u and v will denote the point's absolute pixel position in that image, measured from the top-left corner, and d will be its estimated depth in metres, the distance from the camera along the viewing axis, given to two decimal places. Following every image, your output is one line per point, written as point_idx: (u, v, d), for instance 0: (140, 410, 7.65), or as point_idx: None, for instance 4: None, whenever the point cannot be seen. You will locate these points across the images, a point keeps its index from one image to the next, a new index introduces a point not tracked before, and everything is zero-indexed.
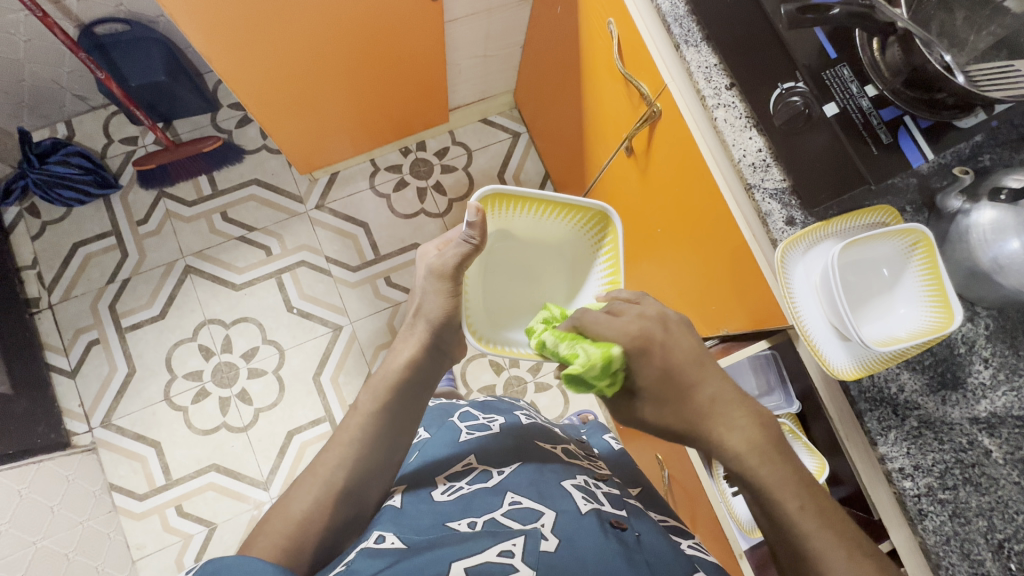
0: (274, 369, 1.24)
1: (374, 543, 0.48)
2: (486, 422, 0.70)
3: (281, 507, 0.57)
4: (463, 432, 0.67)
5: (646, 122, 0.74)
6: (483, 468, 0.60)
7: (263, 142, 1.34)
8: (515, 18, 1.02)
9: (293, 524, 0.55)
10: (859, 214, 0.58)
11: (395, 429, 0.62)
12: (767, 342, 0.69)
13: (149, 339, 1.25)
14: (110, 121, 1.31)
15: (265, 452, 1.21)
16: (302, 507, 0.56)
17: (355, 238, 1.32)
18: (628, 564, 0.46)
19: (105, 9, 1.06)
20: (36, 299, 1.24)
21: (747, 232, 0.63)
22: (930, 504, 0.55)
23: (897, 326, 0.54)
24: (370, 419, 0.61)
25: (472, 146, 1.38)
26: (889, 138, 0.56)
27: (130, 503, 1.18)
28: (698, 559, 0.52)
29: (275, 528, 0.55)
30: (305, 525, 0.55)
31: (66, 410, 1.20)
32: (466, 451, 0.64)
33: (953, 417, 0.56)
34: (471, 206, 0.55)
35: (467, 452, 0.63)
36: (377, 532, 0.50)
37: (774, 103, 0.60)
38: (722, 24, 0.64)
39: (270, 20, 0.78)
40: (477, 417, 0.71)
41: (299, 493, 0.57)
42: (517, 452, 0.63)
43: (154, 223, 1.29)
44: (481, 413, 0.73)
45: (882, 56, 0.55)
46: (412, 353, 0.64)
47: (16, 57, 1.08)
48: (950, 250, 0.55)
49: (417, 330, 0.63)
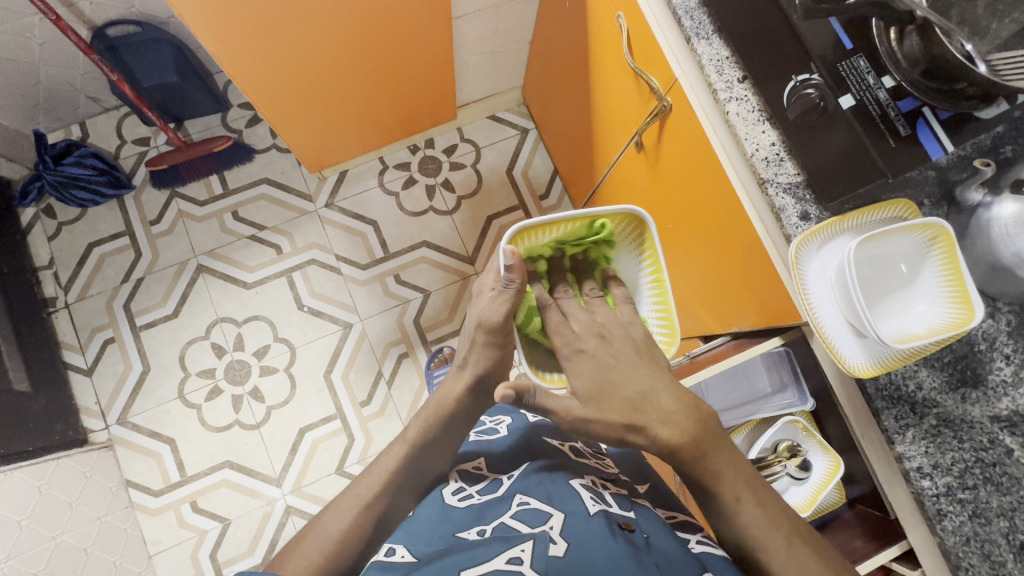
0: (285, 367, 1.25)
1: (386, 556, 0.49)
2: (493, 426, 0.71)
3: (317, 527, 0.58)
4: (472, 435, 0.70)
5: (657, 116, 0.73)
6: (494, 477, 0.60)
7: (273, 141, 1.34)
8: (523, 14, 1.02)
9: (330, 542, 0.56)
10: (876, 208, 0.56)
11: (429, 454, 0.62)
12: (781, 339, 0.68)
13: (163, 337, 1.26)
14: (123, 122, 1.32)
15: (278, 449, 1.22)
16: (340, 526, 0.57)
17: (364, 236, 1.32)
18: (636, 564, 0.45)
19: (118, 11, 1.07)
20: (53, 299, 1.26)
21: (759, 226, 0.62)
22: (950, 504, 0.54)
23: (915, 323, 0.53)
24: (415, 449, 0.62)
25: (481, 143, 1.37)
26: (907, 130, 0.54)
27: (147, 499, 1.20)
28: (708, 554, 0.51)
29: (310, 544, 0.55)
30: (342, 544, 0.56)
31: (83, 407, 1.22)
32: (474, 453, 0.65)
33: (974, 415, 0.55)
34: (505, 249, 0.54)
35: (477, 453, 0.65)
36: (389, 545, 0.51)
37: (788, 96, 0.59)
38: (735, 15, 0.63)
39: (280, 20, 0.78)
40: (484, 421, 0.73)
41: (336, 513, 0.58)
42: (524, 455, 0.63)
43: (167, 223, 1.31)
44: (488, 417, 0.74)
45: (900, 46, 0.53)
46: (458, 395, 0.64)
47: (31, 60, 1.10)
48: (970, 244, 0.54)
49: (463, 372, 0.63)
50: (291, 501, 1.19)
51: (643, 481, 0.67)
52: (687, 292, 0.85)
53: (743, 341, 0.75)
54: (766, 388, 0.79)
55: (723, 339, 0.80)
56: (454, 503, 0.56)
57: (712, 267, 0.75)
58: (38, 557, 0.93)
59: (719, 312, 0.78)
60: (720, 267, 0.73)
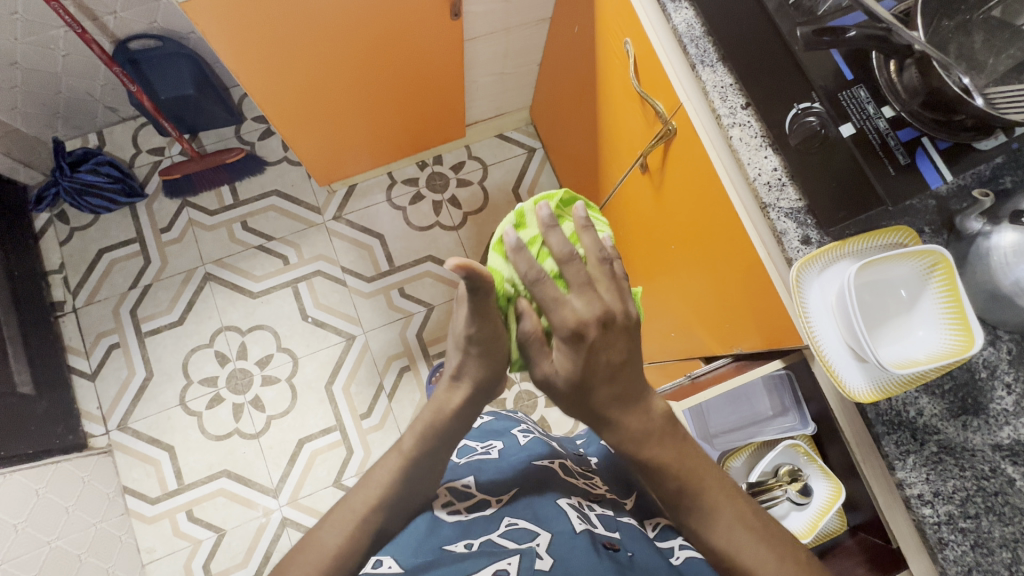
0: (287, 377, 1.26)
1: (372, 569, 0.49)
2: (484, 450, 0.69)
3: None
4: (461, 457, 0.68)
5: (661, 140, 0.75)
6: (483, 497, 0.59)
7: (285, 154, 1.37)
8: (532, 38, 1.05)
9: None
10: (877, 234, 0.56)
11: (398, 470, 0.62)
12: (782, 362, 0.69)
13: (167, 344, 1.27)
14: (139, 132, 1.35)
15: (276, 460, 1.21)
16: None
17: (370, 249, 1.34)
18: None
19: (140, 26, 1.11)
20: (61, 303, 1.28)
21: (762, 250, 0.63)
22: (951, 533, 0.53)
23: (915, 348, 0.54)
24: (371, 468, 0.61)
25: (488, 161, 1.40)
26: (906, 159, 0.56)
27: (142, 506, 1.19)
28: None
29: None
30: None
31: (85, 412, 1.23)
32: (465, 474, 0.64)
33: (975, 443, 0.55)
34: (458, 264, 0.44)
35: (467, 473, 0.64)
36: (375, 558, 0.51)
37: (790, 124, 0.60)
38: (736, 44, 0.65)
39: (297, 36, 0.80)
40: (475, 448, 0.70)
41: None
42: (517, 477, 0.62)
43: (177, 231, 1.33)
44: (478, 443, 0.71)
45: (900, 78, 0.55)
46: None
47: (54, 70, 1.13)
48: (969, 272, 0.54)
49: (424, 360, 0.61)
50: (287, 513, 1.19)
51: (629, 495, 0.67)
52: (690, 314, 0.85)
53: (743, 363, 0.78)
54: (768, 410, 0.79)
55: (724, 360, 0.81)
56: (443, 516, 0.56)
57: (713, 289, 0.76)
58: (32, 562, 0.93)
59: (721, 335, 0.79)
60: (722, 288, 0.74)
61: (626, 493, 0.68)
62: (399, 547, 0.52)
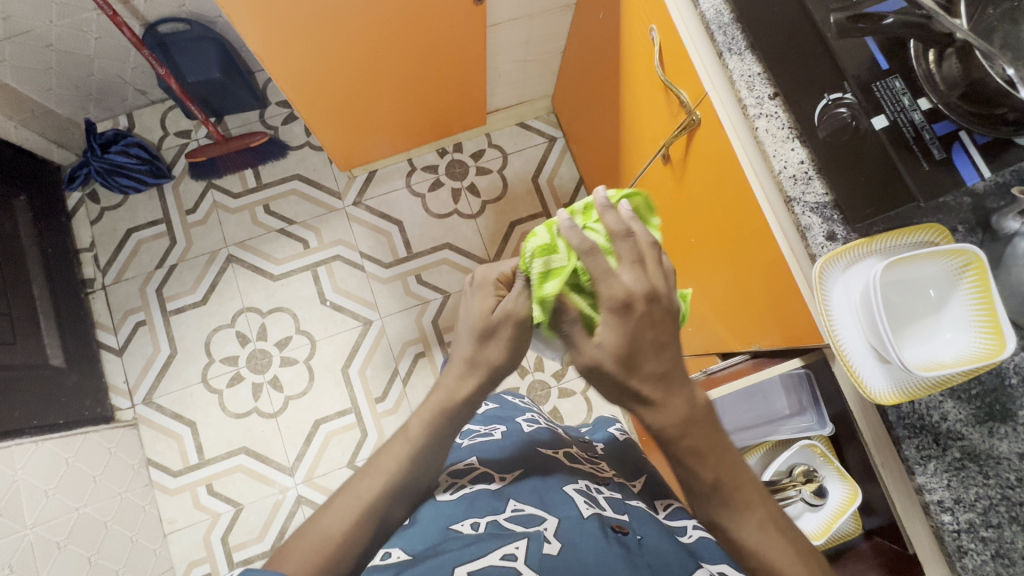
0: (305, 359, 1.28)
1: (379, 560, 0.47)
2: (487, 433, 0.69)
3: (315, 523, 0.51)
4: (464, 442, 0.67)
5: (685, 130, 0.73)
6: (485, 469, 0.60)
7: (307, 139, 1.38)
8: (555, 25, 1.03)
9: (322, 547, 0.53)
10: (906, 232, 0.54)
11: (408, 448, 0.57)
12: (801, 360, 0.67)
13: (191, 323, 1.31)
14: (167, 114, 1.38)
15: (292, 439, 1.24)
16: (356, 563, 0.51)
17: (389, 235, 1.35)
18: (628, 564, 0.45)
19: (169, 9, 1.12)
20: (91, 280, 1.32)
21: (785, 246, 0.62)
22: (971, 541, 0.52)
23: (941, 351, 0.52)
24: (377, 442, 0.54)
25: (508, 150, 1.39)
26: (942, 153, 0.53)
27: (165, 478, 1.23)
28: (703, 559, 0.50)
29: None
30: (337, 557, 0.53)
31: (112, 386, 1.27)
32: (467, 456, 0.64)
33: (1002, 451, 0.53)
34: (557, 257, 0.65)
35: (468, 456, 0.63)
36: (383, 549, 0.49)
37: (819, 114, 0.58)
38: (767, 30, 0.62)
39: (318, 21, 0.80)
40: (477, 429, 0.70)
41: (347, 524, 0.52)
42: (518, 458, 0.62)
43: (202, 213, 1.35)
44: (481, 426, 0.71)
45: (938, 68, 0.52)
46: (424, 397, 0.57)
47: (86, 52, 1.16)
48: (1005, 274, 0.52)
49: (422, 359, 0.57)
50: (303, 491, 1.21)
51: (638, 475, 0.68)
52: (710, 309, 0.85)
53: (761, 360, 0.76)
54: (785, 410, 0.78)
55: (743, 358, 0.80)
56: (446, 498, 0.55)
57: (732, 284, 0.75)
58: (62, 526, 0.97)
59: (741, 331, 0.78)
60: (742, 284, 0.72)
61: (635, 474, 0.68)
62: (406, 540, 0.50)
